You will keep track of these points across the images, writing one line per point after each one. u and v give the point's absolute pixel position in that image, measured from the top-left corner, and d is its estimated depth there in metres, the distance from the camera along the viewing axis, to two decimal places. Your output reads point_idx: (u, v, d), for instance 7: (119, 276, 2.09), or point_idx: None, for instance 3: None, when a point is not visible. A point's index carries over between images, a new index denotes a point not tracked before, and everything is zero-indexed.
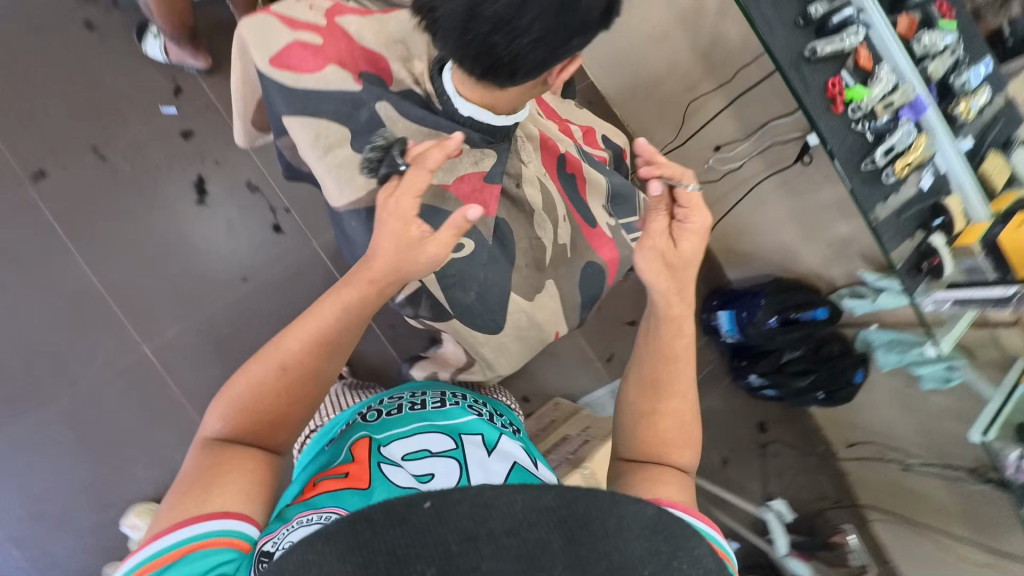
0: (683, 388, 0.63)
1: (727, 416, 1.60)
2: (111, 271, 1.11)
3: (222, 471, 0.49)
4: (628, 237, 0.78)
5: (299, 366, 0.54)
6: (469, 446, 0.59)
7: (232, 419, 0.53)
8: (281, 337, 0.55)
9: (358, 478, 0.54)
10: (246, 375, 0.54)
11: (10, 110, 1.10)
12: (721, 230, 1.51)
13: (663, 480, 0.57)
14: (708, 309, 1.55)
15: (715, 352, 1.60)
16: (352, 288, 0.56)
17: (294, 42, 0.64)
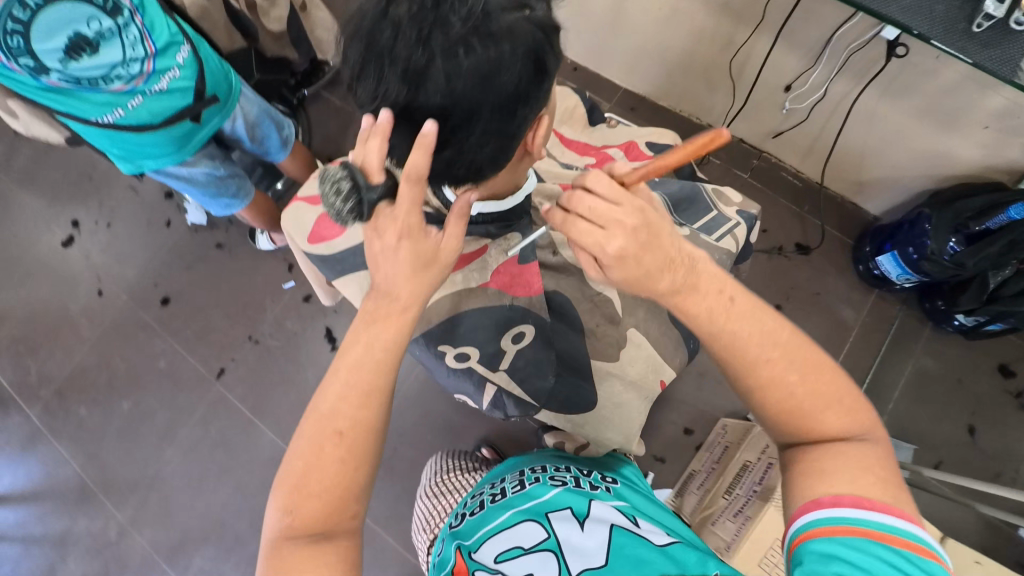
0: (776, 344, 0.48)
1: (949, 373, 1.27)
2: (290, 428, 1.29)
3: (292, 574, 0.48)
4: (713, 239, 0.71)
5: (351, 426, 0.51)
6: (560, 526, 0.59)
7: (297, 509, 0.50)
8: (325, 399, 0.52)
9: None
10: (298, 456, 0.51)
11: (190, 329, 1.38)
12: (835, 168, 1.30)
13: (828, 462, 0.46)
14: (864, 260, 1.31)
15: (897, 301, 1.32)
16: (381, 324, 0.54)
17: (320, 216, 0.71)
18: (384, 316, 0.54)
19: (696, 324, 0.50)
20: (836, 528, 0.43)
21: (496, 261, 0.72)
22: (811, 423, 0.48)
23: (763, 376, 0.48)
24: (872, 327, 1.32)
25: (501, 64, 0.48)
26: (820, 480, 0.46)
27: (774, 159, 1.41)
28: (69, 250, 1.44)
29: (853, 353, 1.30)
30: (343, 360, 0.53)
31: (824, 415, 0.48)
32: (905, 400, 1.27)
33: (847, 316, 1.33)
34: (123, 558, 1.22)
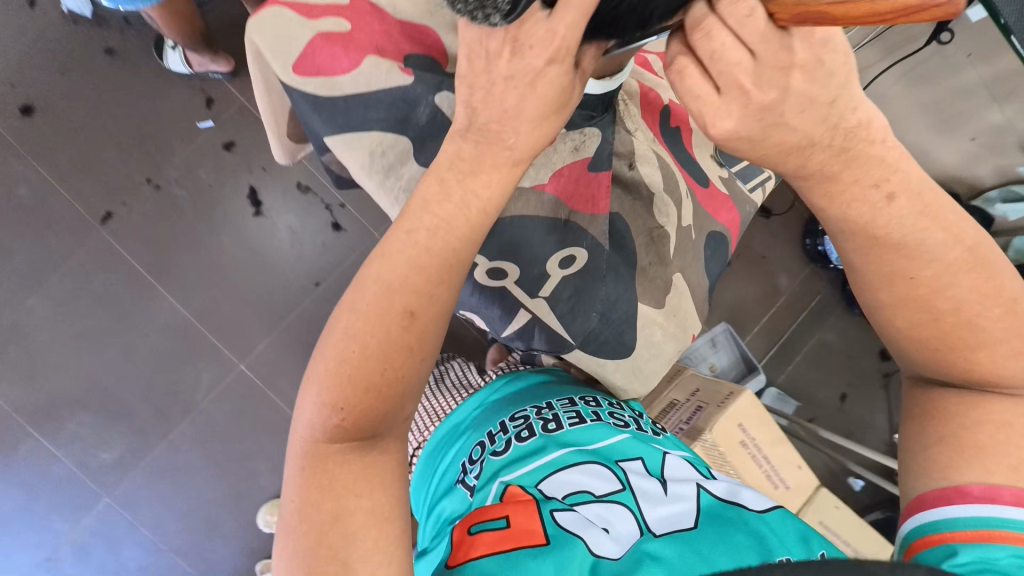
0: (970, 240, 0.31)
1: (845, 349, 1.43)
2: (195, 296, 1.03)
3: (341, 496, 0.28)
4: (748, 188, 0.63)
5: (429, 301, 0.29)
6: (639, 479, 0.35)
7: (344, 407, 0.29)
8: (392, 249, 0.29)
9: (530, 534, 0.31)
10: (352, 326, 0.29)
11: (64, 155, 1.01)
12: None
13: (992, 434, 0.31)
14: (813, 236, 1.38)
15: (824, 279, 1.44)
16: (477, 171, 0.30)
17: (318, 36, 0.46)
18: (484, 159, 0.30)
19: (866, 228, 0.31)
20: (991, 537, 0.30)
21: (562, 160, 0.39)
22: (967, 370, 0.32)
23: (905, 309, 0.32)
24: (795, 298, 1.43)
25: None
26: (982, 461, 0.31)
27: None
28: None
29: (773, 319, 1.42)
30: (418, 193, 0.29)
31: (982, 355, 0.32)
32: (803, 364, 1.43)
33: (782, 284, 1.42)
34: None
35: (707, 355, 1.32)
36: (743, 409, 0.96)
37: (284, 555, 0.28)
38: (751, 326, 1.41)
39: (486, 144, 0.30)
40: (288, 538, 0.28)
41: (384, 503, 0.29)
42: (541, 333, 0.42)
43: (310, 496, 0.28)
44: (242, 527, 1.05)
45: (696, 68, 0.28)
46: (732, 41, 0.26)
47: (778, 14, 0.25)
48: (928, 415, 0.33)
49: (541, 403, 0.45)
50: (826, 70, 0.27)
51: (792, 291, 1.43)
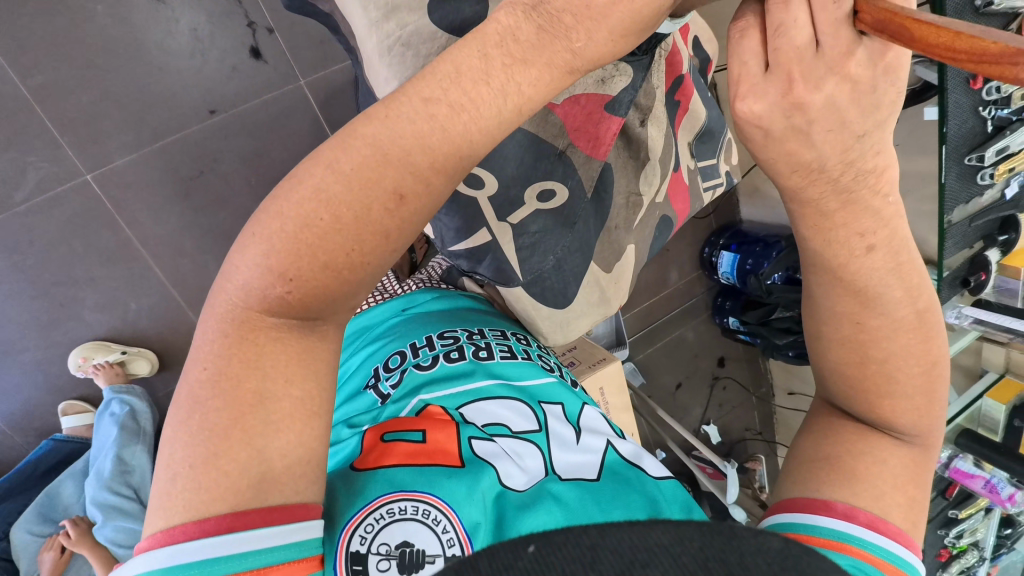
0: (923, 301, 0.32)
1: (695, 346, 1.66)
2: (39, 68, 0.79)
3: (265, 379, 0.23)
4: (703, 185, 0.66)
5: (428, 191, 0.23)
6: (556, 424, 0.36)
7: (288, 276, 0.22)
8: (399, 113, 0.22)
9: (448, 453, 0.31)
10: (323, 178, 0.22)
11: None
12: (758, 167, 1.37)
13: (871, 465, 0.33)
14: (713, 246, 1.52)
15: (704, 285, 1.61)
16: (529, 60, 0.22)
17: None
18: (542, 50, 0.22)
19: (833, 268, 0.31)
20: (846, 547, 0.31)
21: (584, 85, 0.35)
22: (870, 412, 0.34)
23: (841, 349, 0.33)
24: (678, 294, 1.58)
25: None
26: (852, 485, 0.33)
27: None
28: None
29: (653, 305, 1.55)
30: (453, 60, 0.22)
31: (884, 402, 0.33)
32: (660, 351, 1.61)
33: (671, 277, 1.55)
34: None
35: None
36: (608, 376, 1.06)
37: (176, 433, 0.22)
38: (633, 306, 1.53)
39: (550, 34, 0.22)
40: (188, 415, 0.22)
41: (316, 398, 0.24)
42: (491, 262, 0.39)
43: (229, 371, 0.23)
44: (47, 359, 0.90)
45: (759, 32, 0.26)
46: (805, 20, 0.24)
47: (862, 14, 0.24)
48: (825, 437, 0.35)
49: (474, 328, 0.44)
50: (875, 99, 0.25)
51: (677, 287, 1.58)
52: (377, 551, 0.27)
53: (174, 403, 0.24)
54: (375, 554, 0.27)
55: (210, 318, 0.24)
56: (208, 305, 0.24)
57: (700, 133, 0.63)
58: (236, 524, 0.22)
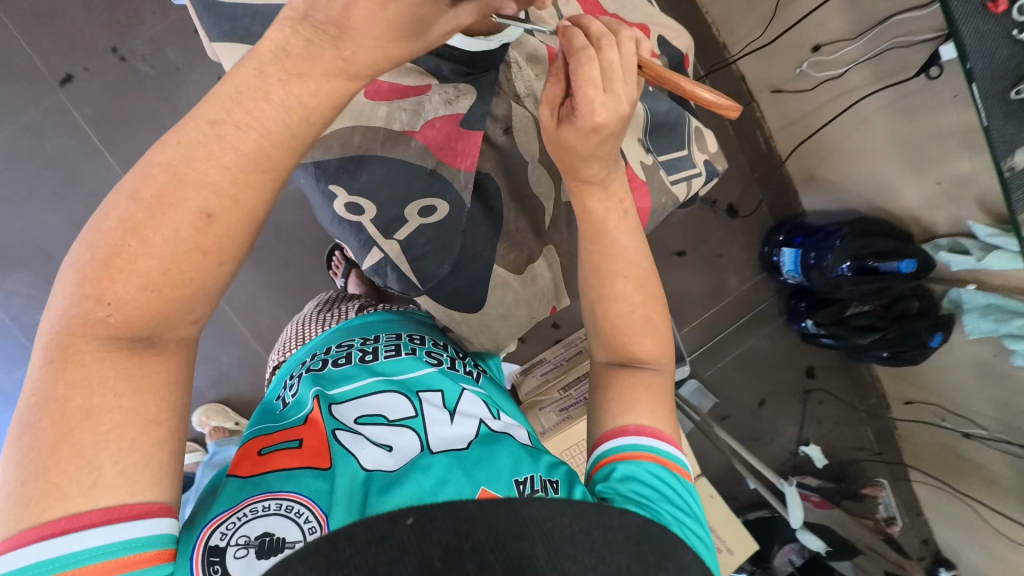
0: (639, 269, 0.51)
1: (772, 358, 1.49)
2: None
3: (93, 394, 0.29)
4: (670, 178, 0.66)
5: (232, 207, 0.29)
6: (430, 408, 0.46)
7: (99, 296, 0.29)
8: (190, 138, 0.28)
9: (316, 453, 0.41)
10: (116, 217, 0.29)
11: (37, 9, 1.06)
12: (802, 150, 1.31)
13: (640, 390, 0.48)
14: (773, 245, 1.39)
15: (772, 289, 1.46)
16: (305, 74, 0.29)
17: None
18: (315, 64, 0.29)
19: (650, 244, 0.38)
20: (637, 453, 0.44)
21: (435, 110, 0.54)
22: (632, 350, 0.50)
23: (612, 308, 0.51)
24: (741, 300, 1.46)
25: None
26: (632, 407, 0.47)
27: (757, 113, 1.35)
28: None
29: (714, 316, 1.45)
30: (233, 83, 0.28)
31: (638, 343, 0.51)
32: (729, 365, 1.48)
33: (730, 284, 1.44)
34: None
35: None
36: None
37: (15, 447, 0.28)
38: (691, 319, 1.44)
39: (319, 46, 0.28)
40: (22, 435, 0.28)
41: (149, 406, 0.30)
42: (396, 275, 0.57)
43: (58, 390, 0.29)
44: None
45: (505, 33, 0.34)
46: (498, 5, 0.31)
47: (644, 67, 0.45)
48: (609, 383, 0.49)
49: (370, 346, 0.54)
50: None
51: (739, 294, 1.46)
52: (235, 541, 0.35)
53: (13, 424, 0.29)
54: (234, 545, 0.35)
55: (39, 342, 0.30)
56: (39, 336, 0.30)
57: (653, 129, 0.65)
58: (73, 525, 0.28)
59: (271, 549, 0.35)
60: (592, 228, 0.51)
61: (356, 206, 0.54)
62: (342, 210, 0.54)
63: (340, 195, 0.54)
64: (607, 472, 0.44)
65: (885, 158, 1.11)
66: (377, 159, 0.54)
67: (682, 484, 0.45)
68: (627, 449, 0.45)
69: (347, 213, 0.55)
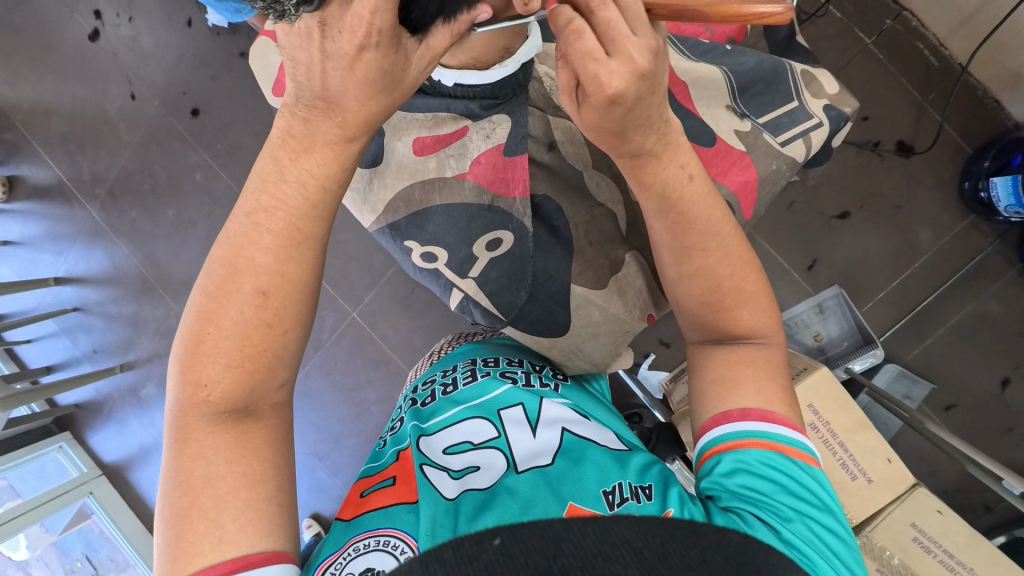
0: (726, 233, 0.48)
1: (1012, 322, 1.13)
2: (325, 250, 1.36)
3: (209, 466, 0.39)
4: (778, 139, 0.57)
5: (280, 286, 0.40)
6: (512, 427, 0.50)
7: (198, 379, 0.40)
8: (237, 228, 0.40)
9: (406, 489, 0.45)
10: (198, 315, 0.40)
11: (223, 144, 1.45)
12: (993, 46, 1.01)
13: (743, 369, 0.46)
14: (977, 177, 1.08)
15: (989, 233, 1.13)
16: (310, 153, 0.40)
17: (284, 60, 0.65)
18: (316, 139, 0.39)
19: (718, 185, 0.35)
20: (747, 441, 0.42)
21: (478, 148, 0.58)
22: (729, 331, 0.48)
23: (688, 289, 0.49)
24: (946, 256, 1.15)
25: None
26: (736, 389, 0.45)
27: (915, 23, 1.10)
28: (120, 55, 1.46)
29: (907, 281, 1.16)
30: (258, 175, 0.40)
31: (734, 324, 0.48)
32: (947, 340, 1.16)
33: (924, 239, 1.15)
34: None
35: (810, 321, 1.18)
36: (815, 389, 0.86)
37: (162, 507, 0.39)
38: (875, 291, 1.18)
39: (318, 123, 0.39)
40: (166, 503, 0.38)
41: (253, 468, 0.39)
42: (477, 310, 0.62)
43: (184, 465, 0.39)
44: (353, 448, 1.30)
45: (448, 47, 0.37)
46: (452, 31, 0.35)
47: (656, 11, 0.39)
48: (710, 367, 0.47)
49: (449, 378, 0.59)
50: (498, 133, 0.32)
51: (940, 248, 1.15)
52: None
53: (159, 492, 0.40)
54: None
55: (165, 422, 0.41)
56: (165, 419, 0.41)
57: (743, 91, 0.57)
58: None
59: None
60: (662, 201, 0.46)
61: (429, 255, 0.61)
62: (419, 260, 0.61)
63: (414, 248, 0.61)
64: (713, 464, 0.44)
65: None
66: (440, 208, 0.59)
67: (804, 471, 0.42)
68: (735, 438, 0.43)
69: (423, 262, 0.61)
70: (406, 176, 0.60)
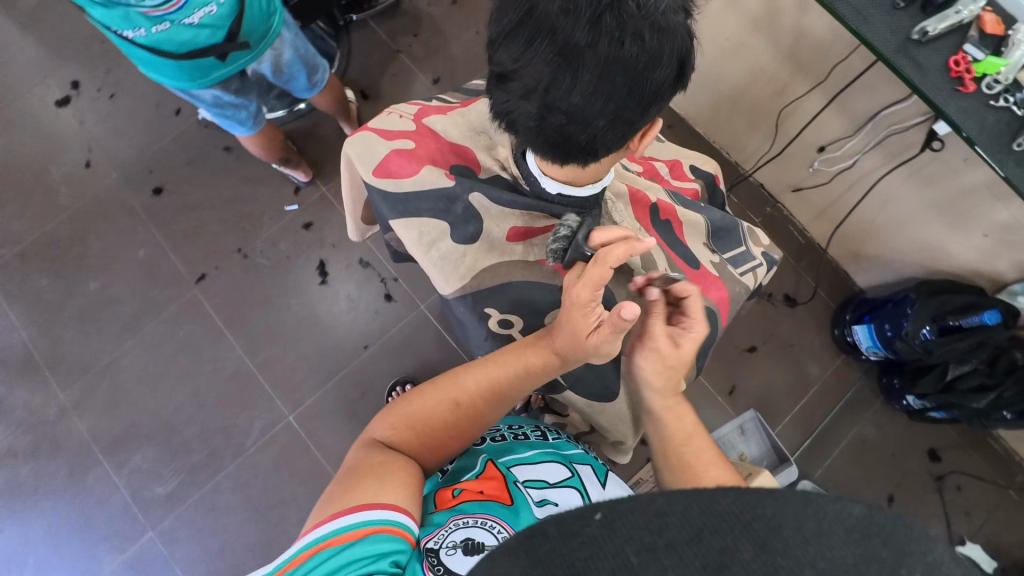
0: None
1: (886, 446, 1.36)
2: (276, 341, 1.37)
3: (389, 464, 0.62)
4: (738, 270, 0.77)
5: (468, 402, 0.67)
6: (581, 475, 0.78)
7: (402, 432, 0.67)
8: (458, 371, 0.69)
9: (502, 492, 0.68)
10: (421, 402, 0.68)
11: (179, 227, 1.42)
12: (838, 234, 1.39)
13: None
14: (841, 325, 1.40)
15: (859, 369, 1.42)
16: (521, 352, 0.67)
17: (391, 152, 0.71)
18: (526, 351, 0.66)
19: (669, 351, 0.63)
20: None
21: None
22: None
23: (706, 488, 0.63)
24: (830, 388, 1.41)
25: (656, 60, 0.52)
26: None
27: (785, 212, 1.50)
28: (85, 129, 1.46)
29: (805, 409, 1.39)
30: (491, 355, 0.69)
31: None
32: (841, 460, 1.36)
33: (813, 373, 1.42)
34: (57, 436, 1.30)
35: (735, 442, 1.33)
36: None
37: (337, 487, 0.59)
38: (784, 416, 1.39)
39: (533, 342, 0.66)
40: (346, 479, 0.60)
41: (409, 476, 0.62)
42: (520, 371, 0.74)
43: (374, 460, 0.62)
44: None
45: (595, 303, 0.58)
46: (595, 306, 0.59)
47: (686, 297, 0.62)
48: None
49: (521, 432, 0.86)
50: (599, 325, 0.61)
51: (827, 381, 1.42)
52: (448, 543, 0.59)
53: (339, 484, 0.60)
54: (454, 541, 0.59)
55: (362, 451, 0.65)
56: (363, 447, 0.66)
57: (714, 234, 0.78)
58: (358, 507, 0.55)
59: (472, 546, 0.59)
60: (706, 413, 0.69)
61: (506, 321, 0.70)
62: (496, 326, 0.71)
63: (494, 314, 0.70)
64: None
65: (927, 222, 1.15)
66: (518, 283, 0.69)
67: None
68: None
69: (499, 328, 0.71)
70: (494, 254, 0.70)
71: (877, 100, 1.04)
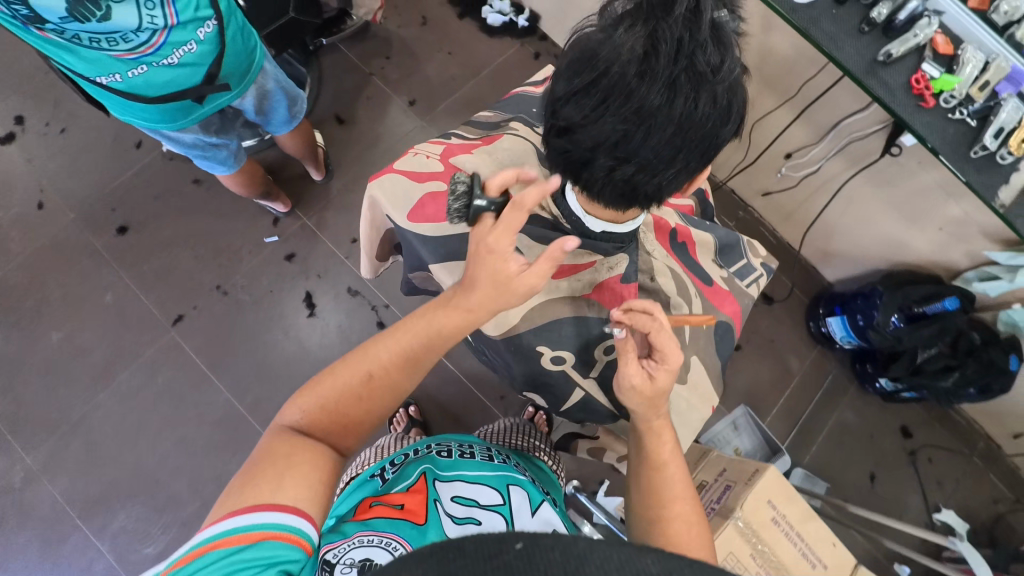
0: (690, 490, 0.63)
1: (864, 428, 1.46)
2: (265, 379, 1.32)
3: (296, 455, 0.50)
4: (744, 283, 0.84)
5: (385, 375, 0.57)
6: (514, 498, 0.71)
7: (315, 413, 0.55)
8: (386, 334, 0.59)
9: (416, 513, 0.65)
10: (335, 372, 0.57)
11: (149, 267, 1.35)
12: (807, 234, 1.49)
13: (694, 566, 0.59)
14: (816, 318, 1.49)
15: (834, 359, 1.51)
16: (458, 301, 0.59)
17: (426, 195, 0.72)
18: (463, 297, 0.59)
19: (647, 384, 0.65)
20: None
21: (600, 275, 0.73)
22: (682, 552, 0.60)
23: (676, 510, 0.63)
24: (809, 379, 1.50)
25: (724, 117, 0.55)
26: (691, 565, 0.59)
27: (756, 216, 1.59)
28: (34, 168, 1.36)
29: (790, 401, 1.47)
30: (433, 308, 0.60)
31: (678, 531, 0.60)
32: (826, 445, 1.45)
33: (793, 365, 1.50)
34: (25, 504, 1.19)
35: (730, 438, 1.39)
36: (770, 486, 1.00)
37: (232, 479, 0.48)
38: (771, 409, 1.47)
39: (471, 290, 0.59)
40: (241, 472, 0.49)
41: (321, 467, 0.51)
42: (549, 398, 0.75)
43: (279, 447, 0.51)
44: None
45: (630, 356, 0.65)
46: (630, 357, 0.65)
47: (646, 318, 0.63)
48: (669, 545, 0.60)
49: (473, 446, 0.82)
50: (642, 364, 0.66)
51: (806, 372, 1.51)
52: (344, 560, 0.56)
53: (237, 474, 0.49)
54: (348, 558, 0.57)
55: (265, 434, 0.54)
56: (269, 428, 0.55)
57: (720, 250, 0.84)
58: (255, 506, 0.46)
59: (367, 567, 0.56)
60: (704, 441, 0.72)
61: (559, 358, 0.72)
62: (549, 363, 0.72)
63: (547, 353, 0.71)
64: None
65: (887, 219, 1.24)
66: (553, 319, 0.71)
67: None
68: None
69: (552, 364, 0.72)
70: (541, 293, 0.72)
71: (839, 110, 1.12)
